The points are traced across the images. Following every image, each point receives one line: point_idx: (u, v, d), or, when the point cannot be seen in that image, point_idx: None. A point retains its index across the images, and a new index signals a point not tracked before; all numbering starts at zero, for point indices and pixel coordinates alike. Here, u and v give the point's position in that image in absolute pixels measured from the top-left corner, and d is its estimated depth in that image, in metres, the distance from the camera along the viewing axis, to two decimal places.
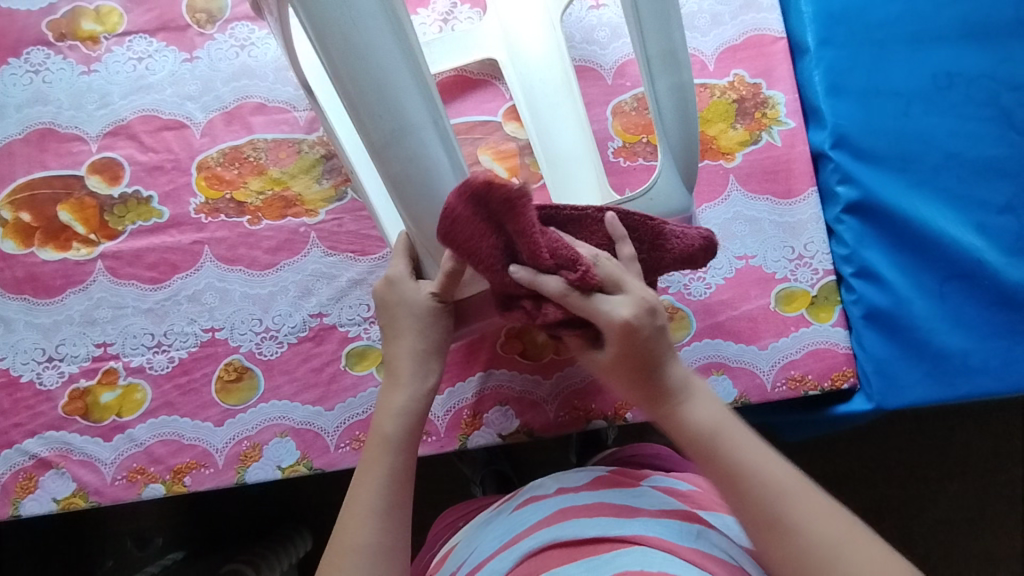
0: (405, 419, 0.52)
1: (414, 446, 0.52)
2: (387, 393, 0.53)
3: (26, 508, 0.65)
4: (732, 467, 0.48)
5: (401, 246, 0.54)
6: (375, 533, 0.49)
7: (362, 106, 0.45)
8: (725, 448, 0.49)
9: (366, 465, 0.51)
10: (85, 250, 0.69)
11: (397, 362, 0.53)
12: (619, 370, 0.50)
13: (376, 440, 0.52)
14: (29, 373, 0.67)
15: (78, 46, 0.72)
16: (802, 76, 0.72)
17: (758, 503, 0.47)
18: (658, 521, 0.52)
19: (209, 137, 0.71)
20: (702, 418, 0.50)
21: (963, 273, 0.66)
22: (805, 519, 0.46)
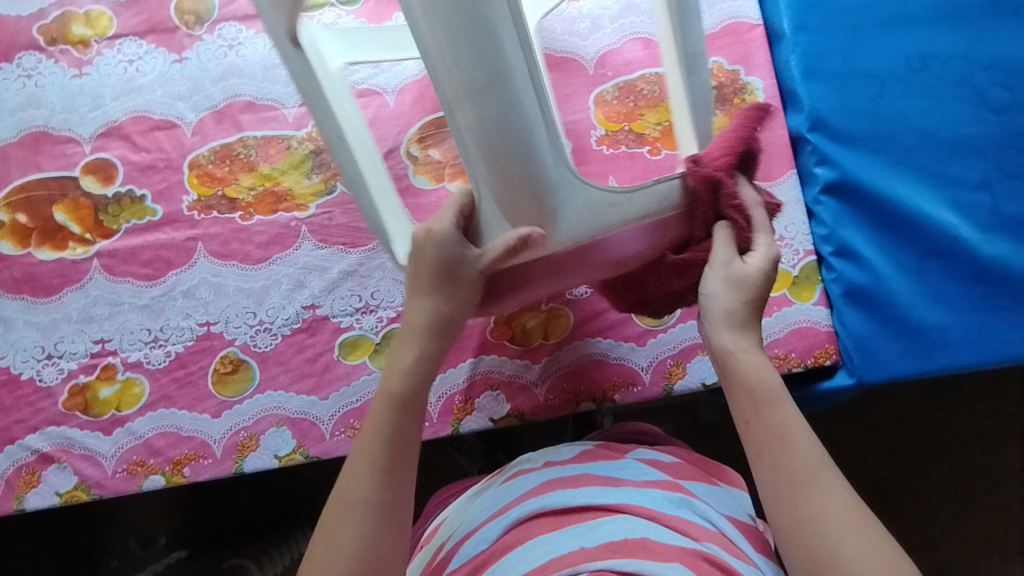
0: (414, 380, 0.53)
1: (419, 410, 0.52)
2: (401, 349, 0.54)
3: (29, 502, 0.67)
4: (780, 424, 0.48)
5: (458, 199, 0.49)
6: (374, 489, 0.49)
7: (450, 39, 0.40)
8: (774, 404, 0.49)
9: (372, 421, 0.52)
10: (81, 249, 0.71)
11: (415, 319, 0.53)
12: (739, 309, 0.50)
13: (381, 396, 0.53)
14: (29, 370, 0.69)
15: (69, 50, 0.74)
16: (778, 61, 0.73)
17: (795, 461, 0.47)
18: (643, 491, 0.54)
19: (200, 136, 0.73)
20: (766, 372, 0.50)
21: (940, 249, 0.68)
22: (831, 496, 0.46)
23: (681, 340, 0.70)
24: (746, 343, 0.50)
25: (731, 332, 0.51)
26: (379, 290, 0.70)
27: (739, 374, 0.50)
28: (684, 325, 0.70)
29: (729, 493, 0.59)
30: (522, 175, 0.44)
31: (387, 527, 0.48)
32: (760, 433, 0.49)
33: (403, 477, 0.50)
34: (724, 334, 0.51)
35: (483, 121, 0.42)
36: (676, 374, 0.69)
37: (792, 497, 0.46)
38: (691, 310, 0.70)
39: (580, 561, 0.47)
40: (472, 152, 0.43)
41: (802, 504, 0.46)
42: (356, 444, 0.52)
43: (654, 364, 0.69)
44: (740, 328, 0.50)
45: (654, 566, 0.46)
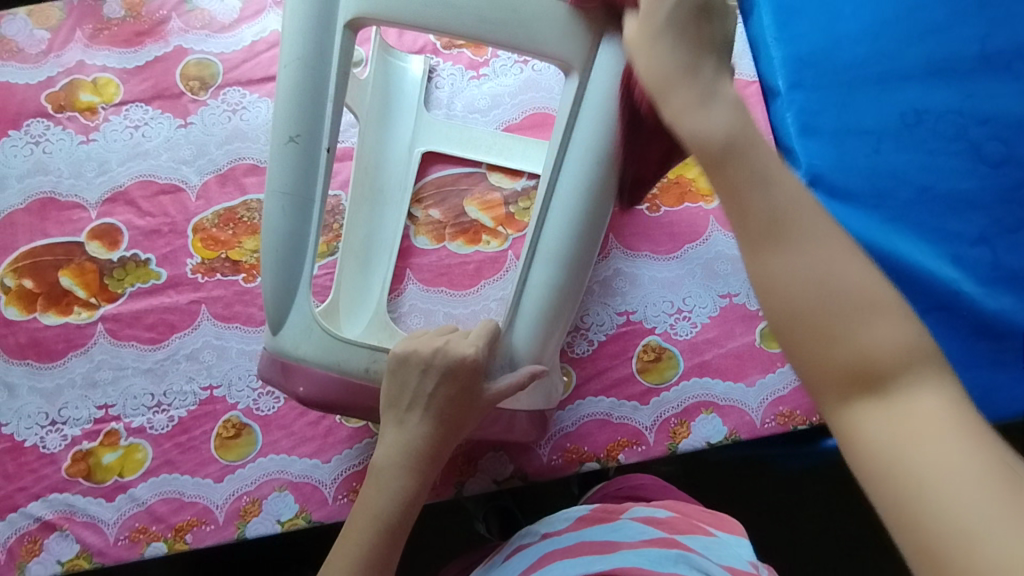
0: (399, 503, 0.49)
1: (402, 536, 0.49)
2: (392, 466, 0.50)
3: (31, 572, 0.66)
4: (755, 171, 0.34)
5: (484, 331, 0.52)
6: None
7: (574, 196, 0.52)
8: (741, 154, 0.35)
9: (349, 532, 0.49)
10: (86, 313, 0.71)
11: (402, 439, 0.50)
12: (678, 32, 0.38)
13: (367, 512, 0.49)
14: (33, 437, 0.69)
15: (76, 117, 0.75)
16: (774, 118, 0.75)
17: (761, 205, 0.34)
18: (638, 551, 0.53)
19: (204, 199, 0.74)
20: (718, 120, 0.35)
21: (943, 305, 0.67)
22: (800, 223, 0.33)
23: (685, 398, 0.69)
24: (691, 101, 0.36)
25: (658, 83, 0.38)
26: None
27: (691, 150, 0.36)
28: (687, 381, 0.70)
29: (727, 543, 0.59)
30: (557, 322, 0.55)
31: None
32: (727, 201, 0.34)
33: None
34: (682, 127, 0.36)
35: (560, 269, 0.54)
36: (681, 434, 0.69)
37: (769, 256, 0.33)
38: (694, 367, 0.70)
39: None
40: (537, 277, 0.54)
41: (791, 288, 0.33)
42: (332, 555, 0.49)
43: (658, 424, 0.69)
44: (683, 141, 0.36)
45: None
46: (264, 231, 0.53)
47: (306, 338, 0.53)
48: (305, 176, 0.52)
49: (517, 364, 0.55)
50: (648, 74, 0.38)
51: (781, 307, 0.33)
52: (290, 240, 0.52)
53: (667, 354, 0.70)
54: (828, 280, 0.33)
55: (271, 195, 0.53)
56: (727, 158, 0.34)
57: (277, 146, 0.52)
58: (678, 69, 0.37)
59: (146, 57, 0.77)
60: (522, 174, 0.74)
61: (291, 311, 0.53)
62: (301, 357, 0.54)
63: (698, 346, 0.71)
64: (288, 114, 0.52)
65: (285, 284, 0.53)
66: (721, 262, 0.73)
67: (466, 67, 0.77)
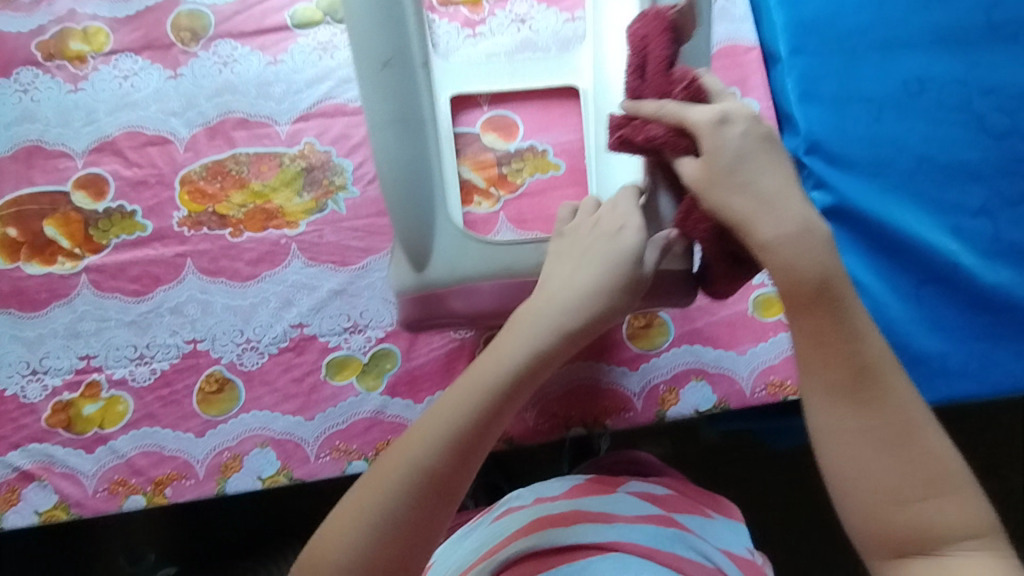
0: (514, 375, 0.48)
1: (500, 411, 0.47)
2: (538, 328, 0.48)
3: (9, 521, 0.66)
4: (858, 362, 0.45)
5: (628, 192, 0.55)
6: (382, 501, 0.45)
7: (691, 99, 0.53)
8: (833, 303, 0.46)
9: (445, 400, 0.48)
10: (70, 264, 0.70)
11: (555, 292, 0.50)
12: (709, 176, 0.47)
13: (469, 379, 0.48)
14: (13, 386, 0.68)
15: (65, 65, 0.74)
16: (775, 84, 0.73)
17: (856, 365, 0.45)
18: (636, 526, 0.53)
19: (193, 152, 0.73)
20: (814, 267, 0.45)
21: (939, 276, 0.67)
22: (888, 386, 0.45)
23: (675, 365, 0.68)
24: (784, 239, 0.46)
25: (736, 220, 0.46)
26: (368, 310, 0.70)
27: (776, 257, 0.46)
28: (678, 348, 0.68)
29: (725, 527, 0.58)
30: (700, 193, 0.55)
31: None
32: (821, 357, 0.46)
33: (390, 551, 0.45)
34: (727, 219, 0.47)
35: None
36: (669, 401, 0.68)
37: (860, 415, 0.45)
38: (685, 334, 0.69)
39: None
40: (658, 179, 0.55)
41: (873, 416, 0.45)
42: (414, 427, 0.48)
43: (647, 390, 0.68)
44: (774, 264, 0.46)
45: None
46: (382, 165, 0.57)
47: (462, 256, 0.56)
48: (408, 96, 0.58)
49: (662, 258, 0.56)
50: (728, 216, 0.47)
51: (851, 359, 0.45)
52: (410, 165, 0.57)
53: (658, 320, 0.69)
54: (904, 438, 0.45)
55: (383, 126, 0.57)
56: (819, 309, 0.45)
57: (376, 74, 0.57)
58: (761, 207, 0.46)
59: (137, 6, 0.75)
60: (516, 136, 0.72)
61: (435, 238, 0.57)
62: (464, 276, 0.56)
63: (690, 313, 0.69)
64: (376, 45, 0.57)
65: (421, 212, 0.57)
66: None
67: (462, 25, 0.76)
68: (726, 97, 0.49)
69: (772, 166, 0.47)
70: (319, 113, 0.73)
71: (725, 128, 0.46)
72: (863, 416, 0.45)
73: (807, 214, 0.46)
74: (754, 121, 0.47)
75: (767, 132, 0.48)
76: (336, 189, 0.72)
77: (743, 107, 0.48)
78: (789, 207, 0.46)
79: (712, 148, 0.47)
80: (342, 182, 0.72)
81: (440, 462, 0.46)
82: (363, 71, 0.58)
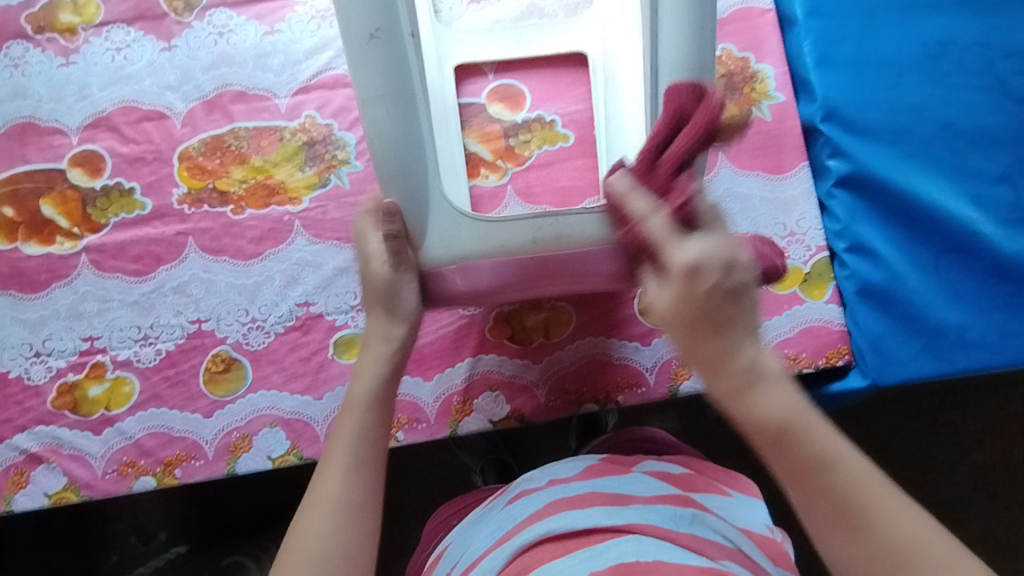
0: (376, 382, 0.54)
1: (381, 410, 0.54)
2: (371, 363, 0.55)
3: (18, 503, 0.65)
4: (826, 479, 0.43)
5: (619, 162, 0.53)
6: (335, 531, 0.48)
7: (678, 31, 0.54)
8: (796, 440, 0.44)
9: (339, 425, 0.53)
10: (69, 243, 0.69)
11: (386, 329, 0.56)
12: (679, 330, 0.46)
13: (346, 402, 0.54)
14: (17, 369, 0.67)
15: (55, 38, 0.72)
16: (791, 49, 0.70)
17: (836, 501, 0.43)
18: (652, 508, 0.53)
19: (190, 127, 0.70)
20: (776, 407, 0.44)
21: (959, 246, 0.65)
22: (879, 513, 0.42)
23: None
24: (734, 381, 0.45)
25: (703, 363, 0.46)
26: None
27: (741, 412, 0.45)
28: None
29: (743, 504, 0.58)
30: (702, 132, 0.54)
31: (351, 528, 0.48)
32: (800, 488, 0.44)
33: (375, 479, 0.51)
34: (696, 361, 0.46)
35: (689, 75, 0.54)
36: (682, 375, 0.67)
37: (857, 553, 0.42)
38: None
39: None
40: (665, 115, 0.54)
41: (870, 547, 0.42)
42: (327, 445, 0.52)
43: (659, 365, 0.67)
44: (743, 409, 0.45)
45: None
46: (372, 142, 0.53)
47: (457, 232, 0.53)
48: (398, 69, 0.52)
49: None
50: (695, 356, 0.46)
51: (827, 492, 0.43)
52: (401, 140, 0.52)
53: None
54: (910, 570, 0.41)
55: (373, 101, 0.52)
56: (786, 443, 0.44)
57: (361, 48, 0.52)
58: (723, 351, 0.45)
59: None
60: (523, 106, 0.70)
61: (430, 218, 0.54)
62: (461, 255, 0.53)
63: None
64: (360, 11, 0.52)
65: (417, 185, 0.53)
66: (729, 200, 0.69)
67: None
68: (716, 230, 0.47)
69: (738, 300, 0.45)
70: (319, 85, 0.71)
71: (693, 276, 0.44)
72: (860, 551, 0.42)
73: (758, 345, 0.46)
74: (726, 268, 0.45)
75: (738, 284, 0.45)
76: (339, 163, 0.70)
77: (726, 244, 0.46)
78: (738, 333, 0.45)
79: (686, 288, 0.45)
80: (345, 156, 0.70)
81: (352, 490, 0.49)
82: (349, 39, 0.52)
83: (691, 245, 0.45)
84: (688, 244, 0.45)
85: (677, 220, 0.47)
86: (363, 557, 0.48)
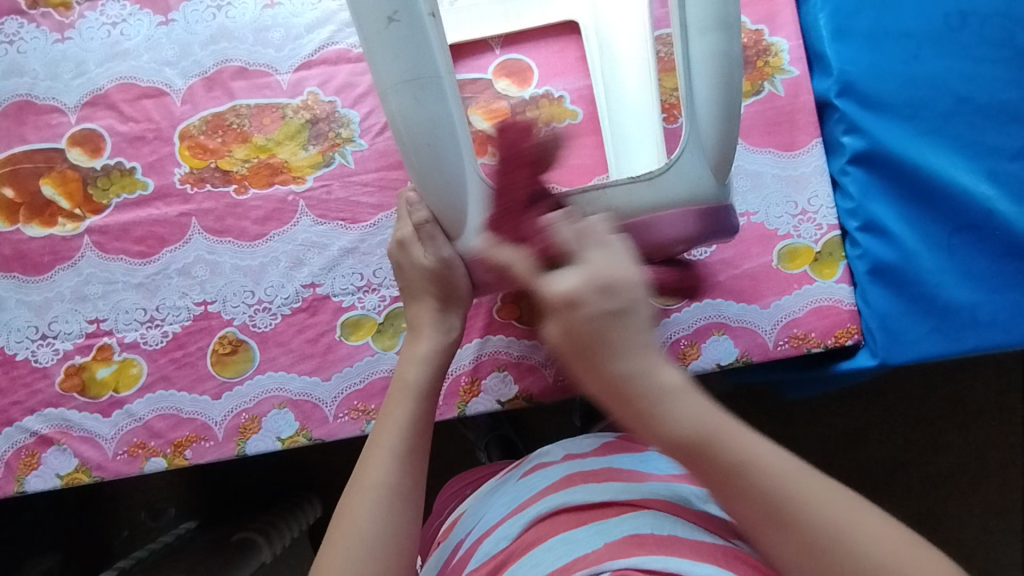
0: (428, 367, 0.55)
1: (434, 396, 0.54)
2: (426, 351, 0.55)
3: (30, 485, 0.66)
4: (733, 469, 0.38)
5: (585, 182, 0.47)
6: (375, 520, 0.47)
7: None
8: (712, 455, 0.38)
9: (388, 409, 0.53)
10: (71, 225, 0.68)
11: (420, 319, 0.57)
12: (565, 355, 0.38)
13: (397, 385, 0.54)
14: (24, 351, 0.67)
15: (50, 13, 0.70)
16: (807, 20, 0.69)
17: (775, 513, 0.38)
18: (667, 485, 0.54)
19: (190, 105, 0.69)
20: (682, 422, 0.38)
21: (973, 224, 0.64)
22: (821, 513, 0.38)
23: (696, 319, 0.66)
24: (640, 408, 0.38)
25: (609, 391, 0.38)
26: (381, 268, 0.67)
27: (657, 433, 0.38)
28: (700, 303, 0.67)
29: None
30: (735, 94, 0.53)
31: (400, 509, 0.48)
32: (733, 498, 0.39)
33: (420, 465, 0.51)
34: (598, 388, 0.38)
35: (716, 35, 0.52)
36: (691, 355, 0.66)
37: (799, 558, 0.38)
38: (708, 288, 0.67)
39: (604, 560, 0.45)
40: (700, 79, 0.52)
41: (805, 541, 0.38)
42: (377, 429, 0.52)
43: (668, 345, 0.66)
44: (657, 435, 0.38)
45: (683, 564, 0.44)
46: (401, 132, 0.50)
47: None
48: (419, 54, 0.48)
49: (704, 167, 0.52)
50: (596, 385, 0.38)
51: (762, 499, 0.38)
52: (429, 130, 0.49)
53: None
54: (863, 573, 0.37)
55: (397, 89, 0.49)
56: (709, 455, 0.38)
57: (379, 34, 0.49)
58: (626, 375, 0.37)
59: None
60: (531, 82, 0.69)
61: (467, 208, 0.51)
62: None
63: (713, 267, 0.67)
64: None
65: (450, 177, 0.50)
66: (739, 177, 0.68)
67: None
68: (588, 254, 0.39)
69: (636, 332, 0.37)
70: (321, 61, 0.69)
71: (597, 292, 0.37)
72: (811, 564, 0.38)
73: (645, 338, 0.38)
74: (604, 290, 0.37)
75: (619, 304, 0.37)
76: (343, 142, 0.69)
77: (613, 273, 0.38)
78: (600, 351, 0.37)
79: (571, 323, 0.37)
80: (349, 134, 0.69)
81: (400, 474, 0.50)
82: (365, 24, 0.49)
83: (576, 272, 0.38)
84: (558, 274, 0.38)
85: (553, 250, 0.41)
86: (411, 540, 0.48)
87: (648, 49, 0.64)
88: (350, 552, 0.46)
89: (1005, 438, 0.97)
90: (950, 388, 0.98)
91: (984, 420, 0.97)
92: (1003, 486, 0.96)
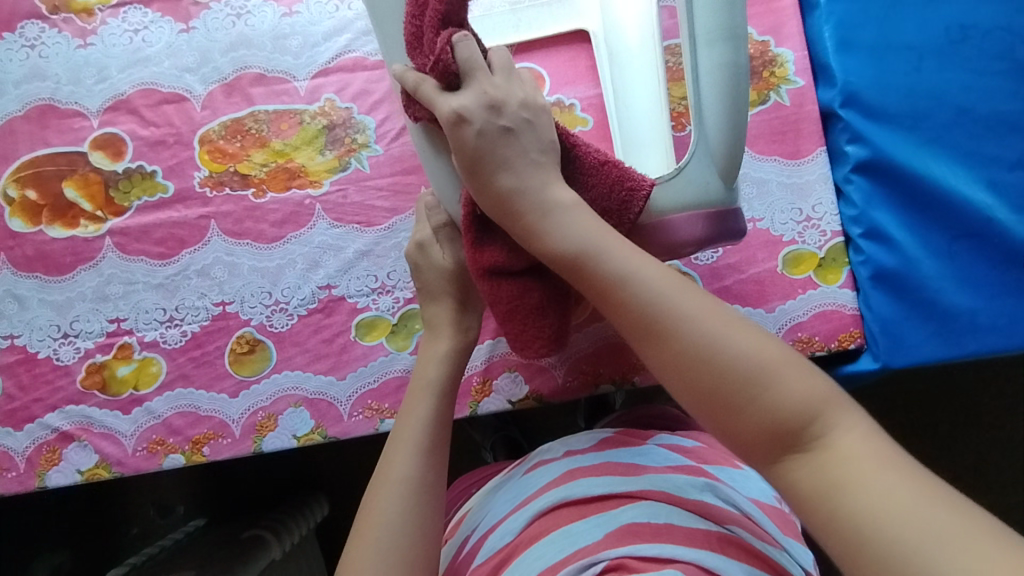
0: (448, 366, 0.57)
1: (453, 395, 0.56)
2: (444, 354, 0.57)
3: (51, 480, 0.67)
4: (615, 277, 0.45)
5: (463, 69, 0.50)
6: (397, 517, 0.49)
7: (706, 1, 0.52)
8: (595, 262, 0.46)
9: (410, 406, 0.55)
10: (92, 226, 0.70)
11: (436, 319, 0.59)
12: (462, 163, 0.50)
13: (418, 384, 0.56)
14: (46, 349, 0.69)
15: (72, 19, 0.71)
16: (811, 33, 0.70)
17: (655, 323, 0.44)
18: (664, 476, 0.55)
19: (210, 110, 0.71)
20: (568, 238, 0.47)
21: (973, 232, 0.66)
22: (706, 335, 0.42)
23: None
24: (529, 212, 0.49)
25: (503, 196, 0.49)
26: (395, 271, 0.69)
27: (545, 242, 0.48)
28: None
29: (754, 477, 0.61)
30: (743, 102, 0.53)
31: (422, 504, 0.50)
32: (611, 307, 0.46)
33: (442, 465, 0.53)
34: (492, 205, 0.50)
35: (724, 47, 0.53)
36: None
37: (666, 351, 0.43)
38: (714, 292, 0.68)
39: (603, 550, 0.47)
40: (705, 90, 0.54)
41: (683, 358, 0.42)
42: (398, 425, 0.54)
43: None
44: (534, 231, 0.48)
45: (677, 550, 0.47)
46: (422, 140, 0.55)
47: None
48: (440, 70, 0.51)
49: (711, 171, 0.54)
50: (487, 153, 0.49)
51: (638, 306, 0.44)
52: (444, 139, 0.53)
53: (687, 279, 0.69)
54: (746, 380, 0.41)
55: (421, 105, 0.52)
56: (582, 262, 0.46)
57: (403, 51, 0.51)
58: (507, 134, 0.49)
59: None
60: (543, 91, 0.70)
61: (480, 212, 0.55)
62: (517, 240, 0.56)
63: (720, 272, 0.69)
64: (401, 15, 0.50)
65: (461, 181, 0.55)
66: (745, 185, 0.69)
67: None
68: (477, 75, 0.50)
69: (513, 147, 0.49)
70: (338, 68, 0.71)
71: (485, 111, 0.49)
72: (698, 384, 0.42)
73: (516, 160, 0.49)
74: (491, 104, 0.49)
75: (503, 119, 0.49)
76: (359, 147, 0.70)
77: (490, 91, 0.50)
78: (508, 154, 0.49)
79: (460, 136, 0.49)
80: (365, 140, 0.70)
81: (422, 470, 0.51)
82: None
83: (461, 96, 0.49)
84: (462, 133, 0.49)
85: (443, 79, 0.50)
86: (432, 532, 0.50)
87: (657, 58, 0.63)
88: (376, 543, 0.48)
89: (1003, 441, 0.99)
90: (948, 392, 0.99)
91: (982, 423, 0.99)
92: (1000, 489, 0.98)
